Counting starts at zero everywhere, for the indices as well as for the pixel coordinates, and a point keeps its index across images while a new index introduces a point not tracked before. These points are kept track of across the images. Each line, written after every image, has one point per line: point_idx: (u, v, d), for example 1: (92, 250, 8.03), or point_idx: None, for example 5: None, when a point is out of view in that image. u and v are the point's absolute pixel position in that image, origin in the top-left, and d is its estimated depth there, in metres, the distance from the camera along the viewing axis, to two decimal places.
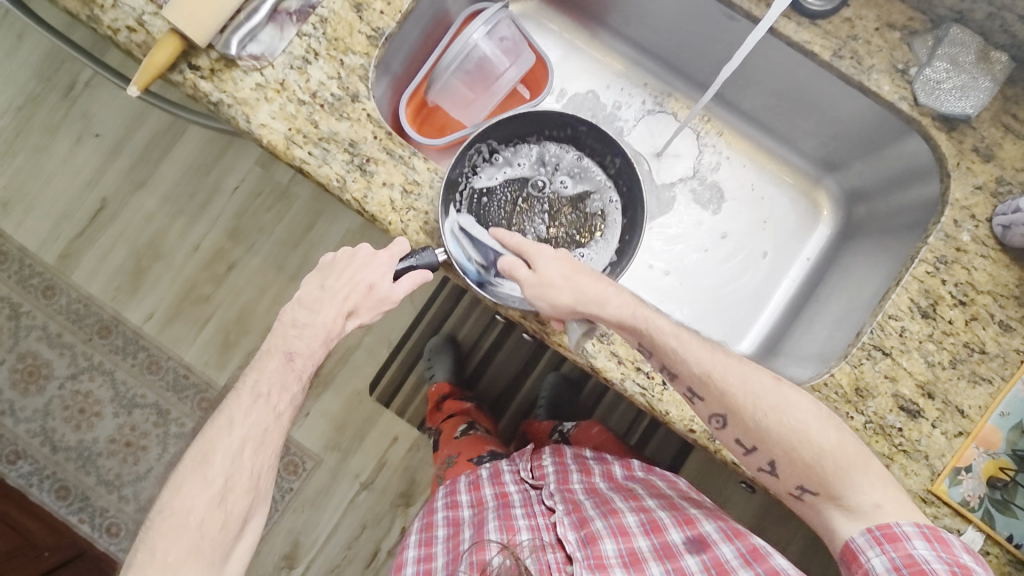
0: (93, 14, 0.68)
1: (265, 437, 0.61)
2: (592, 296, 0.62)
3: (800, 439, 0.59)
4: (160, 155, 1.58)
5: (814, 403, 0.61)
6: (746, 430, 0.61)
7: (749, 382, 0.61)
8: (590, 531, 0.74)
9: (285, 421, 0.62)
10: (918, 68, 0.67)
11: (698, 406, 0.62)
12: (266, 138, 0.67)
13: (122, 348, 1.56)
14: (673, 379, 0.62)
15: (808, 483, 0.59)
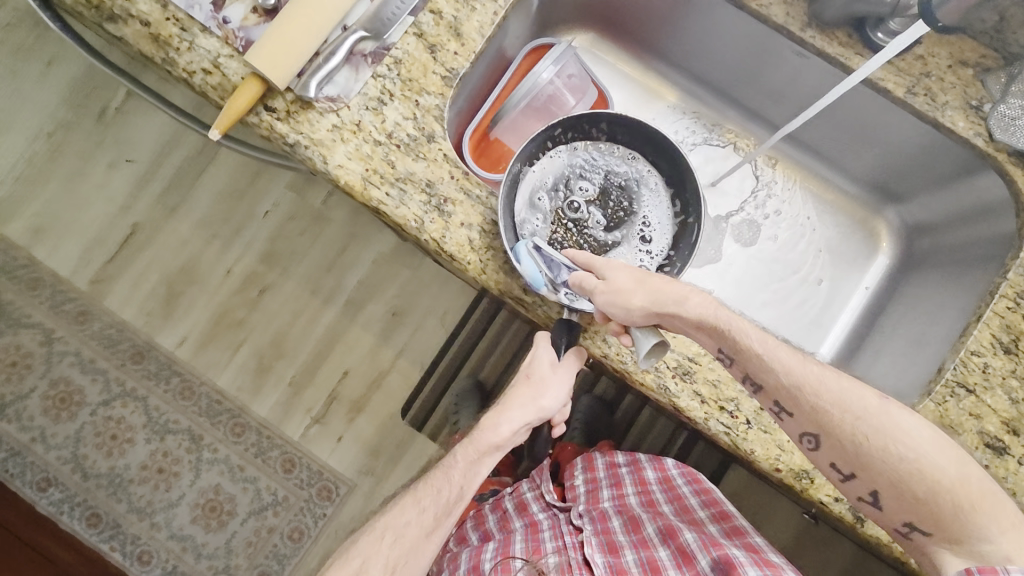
0: (168, 57, 0.68)
1: (406, 531, 0.74)
2: (669, 295, 0.62)
3: (867, 435, 0.58)
4: (194, 179, 1.59)
5: (931, 428, 0.59)
6: (843, 453, 0.59)
7: (846, 397, 0.59)
8: (613, 546, 0.80)
9: (428, 516, 0.75)
10: (993, 104, 0.68)
11: (787, 422, 0.61)
12: (343, 179, 0.67)
13: (155, 373, 1.56)
14: (758, 392, 0.62)
15: (919, 522, 0.57)
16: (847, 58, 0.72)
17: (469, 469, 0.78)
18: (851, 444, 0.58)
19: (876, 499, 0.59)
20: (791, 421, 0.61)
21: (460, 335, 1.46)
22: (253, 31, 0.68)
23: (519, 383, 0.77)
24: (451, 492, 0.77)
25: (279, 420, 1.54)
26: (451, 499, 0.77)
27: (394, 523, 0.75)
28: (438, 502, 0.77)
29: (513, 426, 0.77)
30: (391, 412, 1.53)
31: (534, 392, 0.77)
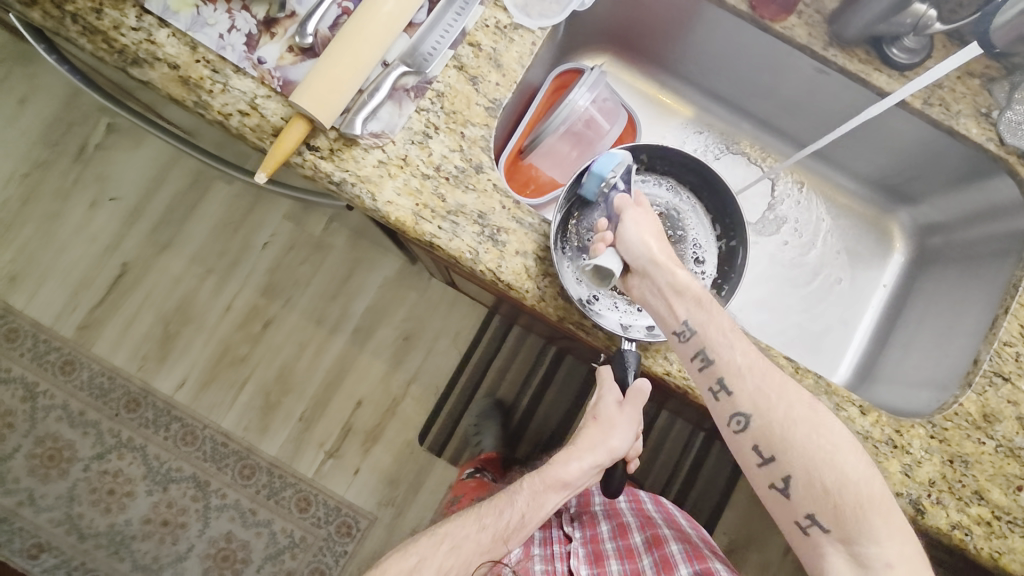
0: (201, 99, 0.66)
1: (464, 544, 0.76)
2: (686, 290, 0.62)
3: (825, 464, 0.59)
4: (184, 214, 1.53)
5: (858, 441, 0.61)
6: (767, 438, 0.61)
7: (784, 393, 0.61)
8: (598, 548, 0.90)
9: (488, 533, 0.77)
10: (1000, 111, 0.74)
11: (720, 404, 0.63)
12: (393, 215, 0.66)
13: (153, 420, 1.48)
14: (702, 371, 0.63)
15: (819, 514, 0.60)
16: (868, 73, 0.75)
17: (533, 499, 0.78)
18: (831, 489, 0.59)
19: (788, 485, 0.61)
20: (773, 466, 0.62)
21: (472, 357, 1.48)
22: (290, 70, 0.67)
23: (587, 424, 0.77)
24: (513, 517, 0.77)
25: (290, 457, 1.49)
26: (513, 524, 0.77)
27: (454, 533, 0.77)
28: (498, 523, 0.77)
29: (582, 466, 0.76)
30: (408, 438, 1.50)
31: (603, 432, 0.76)
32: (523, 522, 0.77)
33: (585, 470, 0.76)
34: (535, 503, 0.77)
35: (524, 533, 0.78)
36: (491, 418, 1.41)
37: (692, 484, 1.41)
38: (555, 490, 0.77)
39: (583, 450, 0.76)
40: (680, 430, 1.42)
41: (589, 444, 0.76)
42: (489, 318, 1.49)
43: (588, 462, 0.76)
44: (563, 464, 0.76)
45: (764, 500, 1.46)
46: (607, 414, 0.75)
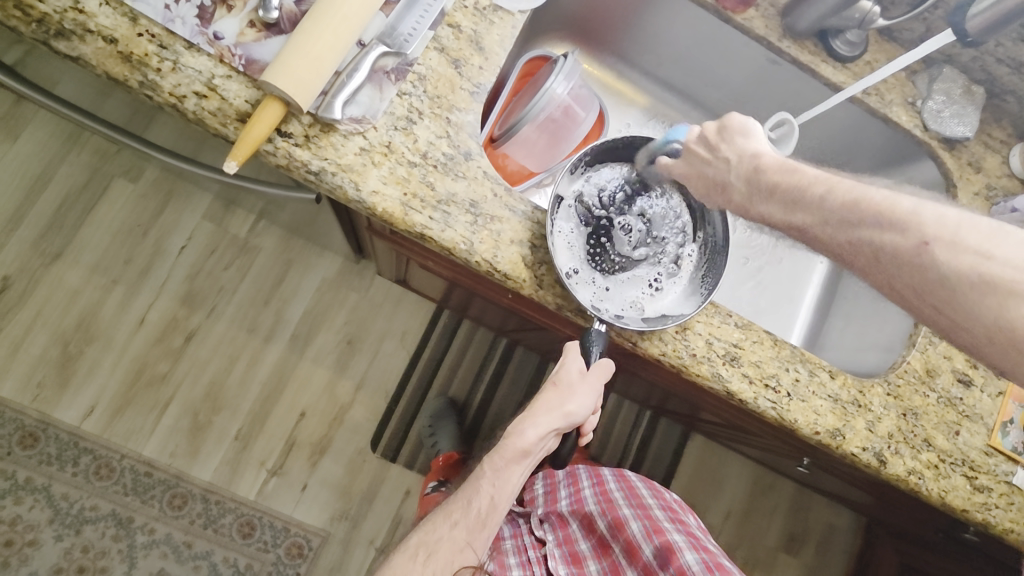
0: (148, 79, 0.58)
1: (440, 546, 0.65)
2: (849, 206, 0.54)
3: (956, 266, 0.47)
4: (79, 218, 1.33)
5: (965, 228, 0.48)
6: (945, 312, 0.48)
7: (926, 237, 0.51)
8: (574, 550, 0.83)
9: (462, 530, 0.66)
10: (923, 100, 0.84)
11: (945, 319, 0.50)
12: (380, 206, 0.61)
13: (57, 456, 1.26)
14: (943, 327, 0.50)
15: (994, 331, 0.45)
16: (817, 64, 0.81)
17: (496, 478, 0.68)
18: (900, 274, 0.50)
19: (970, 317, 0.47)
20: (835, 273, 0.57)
21: (422, 355, 1.41)
22: (254, 48, 0.61)
23: (543, 390, 0.67)
24: (482, 504, 0.67)
25: (227, 480, 1.31)
26: (483, 511, 0.67)
27: (427, 539, 0.66)
28: (470, 515, 0.67)
29: (541, 431, 0.66)
30: (359, 446, 1.36)
31: (561, 397, 0.66)
32: (493, 506, 0.67)
33: (543, 436, 0.66)
34: (499, 482, 0.67)
35: (497, 520, 0.67)
36: (446, 418, 1.35)
37: (643, 461, 1.47)
38: (516, 463, 0.68)
39: (539, 415, 0.66)
40: (628, 412, 1.47)
41: (545, 409, 0.66)
42: (439, 315, 1.42)
43: (545, 428, 0.66)
44: (519, 432, 0.66)
45: (707, 472, 1.50)
46: (568, 379, 0.66)
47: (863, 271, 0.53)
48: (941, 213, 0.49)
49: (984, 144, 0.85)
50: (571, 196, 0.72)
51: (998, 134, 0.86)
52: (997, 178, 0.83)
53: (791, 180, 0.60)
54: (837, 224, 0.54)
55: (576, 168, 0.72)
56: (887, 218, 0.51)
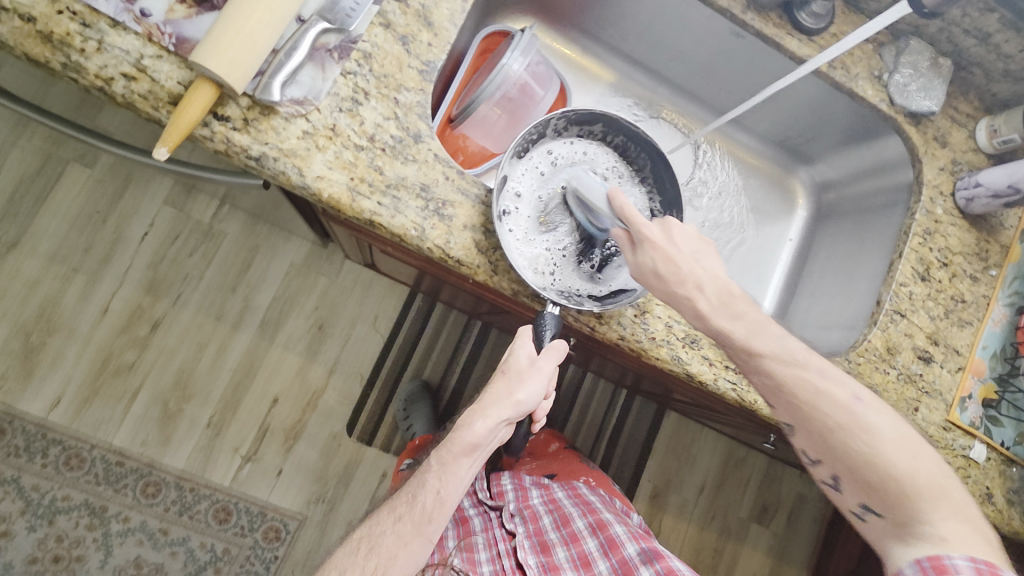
0: (71, 61, 0.54)
1: (382, 541, 0.66)
2: (840, 400, 0.63)
3: (870, 460, 0.62)
4: (34, 205, 1.28)
5: (902, 426, 0.64)
6: (855, 484, 0.64)
7: (886, 423, 0.63)
8: (544, 540, 0.80)
9: (408, 523, 0.67)
10: (889, 74, 0.82)
11: (843, 493, 0.66)
12: (326, 192, 0.59)
13: (25, 448, 1.24)
14: (819, 464, 0.67)
15: (870, 501, 0.63)
16: (782, 37, 0.79)
17: (443, 473, 0.67)
18: (856, 469, 0.63)
19: (837, 482, 0.66)
20: (851, 493, 0.65)
21: (396, 339, 1.39)
22: (184, 26, 0.57)
23: (494, 379, 0.66)
24: (428, 500, 0.67)
25: (201, 467, 1.30)
26: (429, 506, 0.67)
27: (372, 534, 0.68)
28: (415, 509, 0.68)
29: (490, 423, 0.64)
30: (334, 430, 1.36)
31: (510, 385, 0.65)
32: (440, 500, 0.67)
33: (494, 427, 0.65)
34: (445, 477, 0.67)
35: (444, 512, 0.67)
36: (421, 401, 1.34)
37: (618, 438, 1.48)
38: (465, 456, 0.67)
39: (488, 407, 0.65)
40: (604, 390, 1.48)
41: (494, 401, 0.65)
42: (412, 297, 1.41)
43: (495, 419, 0.64)
44: (467, 425, 0.65)
45: (682, 448, 1.52)
46: (516, 366, 0.65)
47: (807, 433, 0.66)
48: (883, 424, 0.62)
49: (950, 118, 0.84)
50: (522, 177, 0.70)
51: (965, 107, 0.85)
52: (962, 153, 0.83)
53: (804, 370, 0.64)
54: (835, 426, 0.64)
55: (520, 150, 0.69)
56: (865, 404, 0.63)
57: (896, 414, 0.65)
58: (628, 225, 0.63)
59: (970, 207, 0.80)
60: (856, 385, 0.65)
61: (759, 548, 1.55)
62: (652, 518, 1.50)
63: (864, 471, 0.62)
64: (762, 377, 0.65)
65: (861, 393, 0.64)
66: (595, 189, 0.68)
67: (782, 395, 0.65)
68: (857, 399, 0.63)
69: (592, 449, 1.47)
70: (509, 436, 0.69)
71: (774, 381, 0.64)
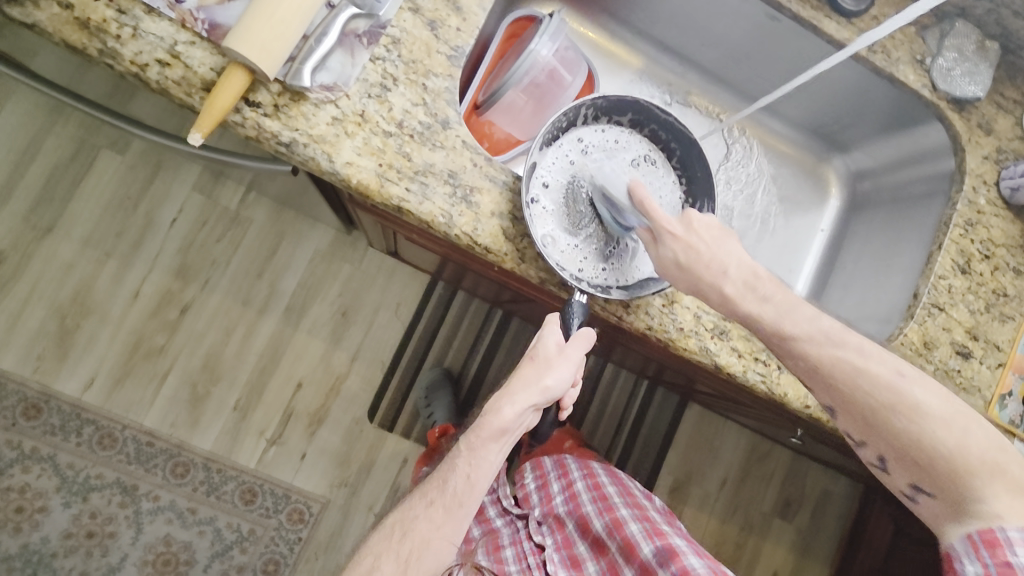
0: (108, 47, 0.55)
1: (415, 526, 0.67)
2: (887, 380, 0.62)
3: (922, 439, 0.60)
4: (68, 191, 1.31)
5: (936, 386, 0.62)
6: (914, 474, 0.62)
7: (927, 392, 0.61)
8: (573, 553, 0.82)
9: (438, 506, 0.68)
10: (933, 58, 0.79)
11: (890, 477, 0.65)
12: (355, 178, 0.59)
13: (61, 427, 1.28)
14: (863, 447, 0.65)
15: (923, 483, 0.62)
16: (820, 20, 0.77)
17: (472, 458, 0.67)
18: (888, 435, 0.62)
19: (884, 463, 0.64)
20: (899, 472, 0.63)
21: (418, 326, 1.40)
22: (216, 12, 0.57)
23: (522, 365, 0.66)
24: (458, 484, 0.68)
25: (228, 449, 1.33)
26: (459, 490, 0.68)
27: (403, 519, 0.69)
28: (445, 494, 0.68)
29: (518, 408, 0.64)
30: (357, 416, 1.38)
31: (537, 371, 0.64)
32: (470, 483, 0.67)
33: (521, 412, 0.65)
34: (474, 462, 0.67)
35: (474, 496, 0.68)
36: (442, 389, 1.35)
37: (638, 430, 1.47)
38: (493, 441, 0.67)
39: (516, 392, 0.65)
40: (625, 381, 1.47)
41: (523, 386, 0.64)
42: (434, 286, 1.41)
43: (523, 404, 0.64)
44: (495, 410, 0.65)
45: (703, 441, 1.51)
46: (545, 353, 0.64)
47: (845, 413, 0.65)
48: (928, 397, 0.61)
49: (996, 104, 0.80)
50: (550, 165, 0.69)
51: (1012, 93, 0.81)
52: (1007, 141, 0.79)
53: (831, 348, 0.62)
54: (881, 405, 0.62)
55: (550, 136, 0.69)
56: (906, 376, 0.62)
57: (944, 387, 0.62)
58: (650, 221, 0.63)
59: (1016, 197, 0.77)
60: (897, 360, 0.63)
61: (780, 543, 1.54)
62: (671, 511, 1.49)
63: (909, 447, 0.61)
64: (796, 359, 0.64)
65: (904, 369, 0.62)
66: (618, 183, 0.68)
67: (818, 377, 0.63)
68: (901, 375, 0.62)
69: (611, 440, 1.46)
70: (535, 422, 0.69)
71: (809, 363, 0.63)
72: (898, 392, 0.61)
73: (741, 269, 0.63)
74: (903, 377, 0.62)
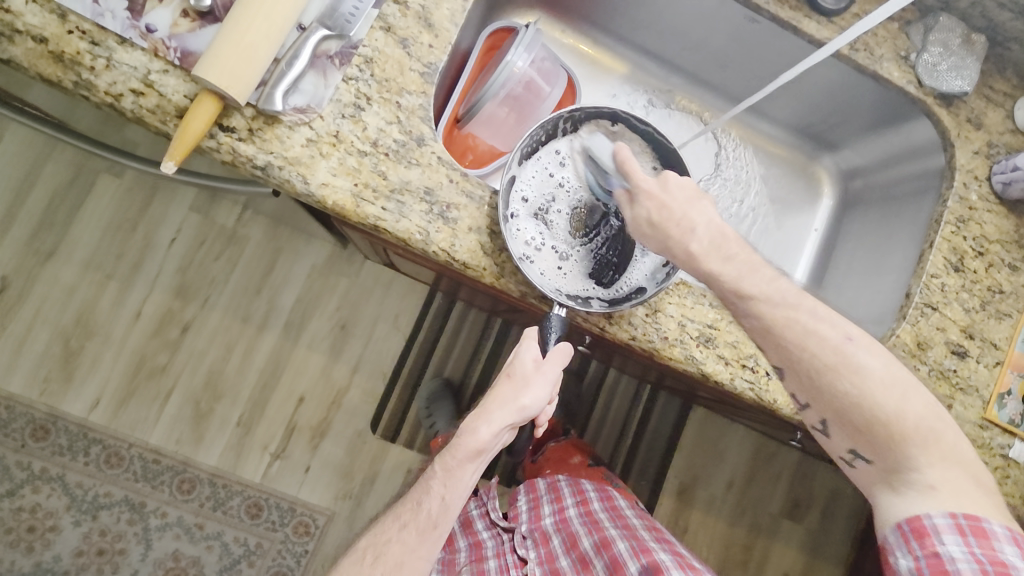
0: (83, 79, 0.56)
1: (388, 549, 0.68)
2: (835, 343, 0.60)
3: (859, 402, 0.60)
4: (69, 214, 1.33)
5: (883, 354, 0.62)
6: (854, 439, 0.62)
7: (885, 374, 0.60)
8: (556, 566, 0.80)
9: (412, 529, 0.68)
10: (917, 53, 0.78)
11: (831, 441, 0.65)
12: (331, 199, 0.59)
13: (68, 446, 1.29)
14: (806, 409, 0.65)
15: (861, 448, 0.62)
16: (799, 20, 0.76)
17: (447, 479, 0.68)
18: (845, 411, 0.61)
19: (852, 455, 0.64)
20: (841, 437, 0.63)
21: (417, 337, 1.40)
22: (188, 39, 0.58)
23: (499, 382, 0.66)
24: (433, 506, 0.68)
25: (232, 464, 1.34)
26: (434, 512, 0.68)
27: (377, 542, 0.69)
28: (420, 517, 0.69)
29: (494, 428, 0.65)
30: (359, 428, 1.38)
31: (515, 390, 0.64)
32: (445, 507, 0.68)
33: (497, 432, 0.65)
34: (450, 484, 0.68)
35: (448, 520, 0.68)
36: (443, 399, 1.35)
37: (642, 435, 1.46)
38: (470, 462, 0.67)
39: (492, 411, 0.65)
40: (626, 386, 1.46)
41: (498, 404, 0.64)
42: (432, 295, 1.41)
43: (498, 424, 0.64)
44: (472, 430, 0.65)
45: (708, 444, 1.49)
46: (522, 370, 0.64)
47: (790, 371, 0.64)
48: (872, 358, 0.60)
49: (985, 97, 0.79)
50: (530, 178, 0.69)
51: (1002, 85, 0.80)
52: (998, 135, 0.78)
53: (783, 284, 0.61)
54: (826, 368, 0.61)
55: (530, 150, 0.69)
56: (855, 342, 0.61)
57: (889, 353, 0.62)
58: (630, 182, 0.62)
59: (1008, 191, 0.75)
60: (846, 323, 0.61)
61: (792, 545, 1.52)
62: (679, 515, 1.47)
63: (851, 412, 0.61)
64: (752, 319, 0.61)
65: (853, 332, 0.61)
66: (603, 145, 0.70)
67: (773, 338, 0.61)
68: (849, 339, 0.61)
69: (615, 446, 1.45)
70: (512, 441, 0.69)
71: (763, 322, 0.61)
72: (840, 347, 0.60)
73: (711, 225, 0.61)
74: (852, 340, 0.61)
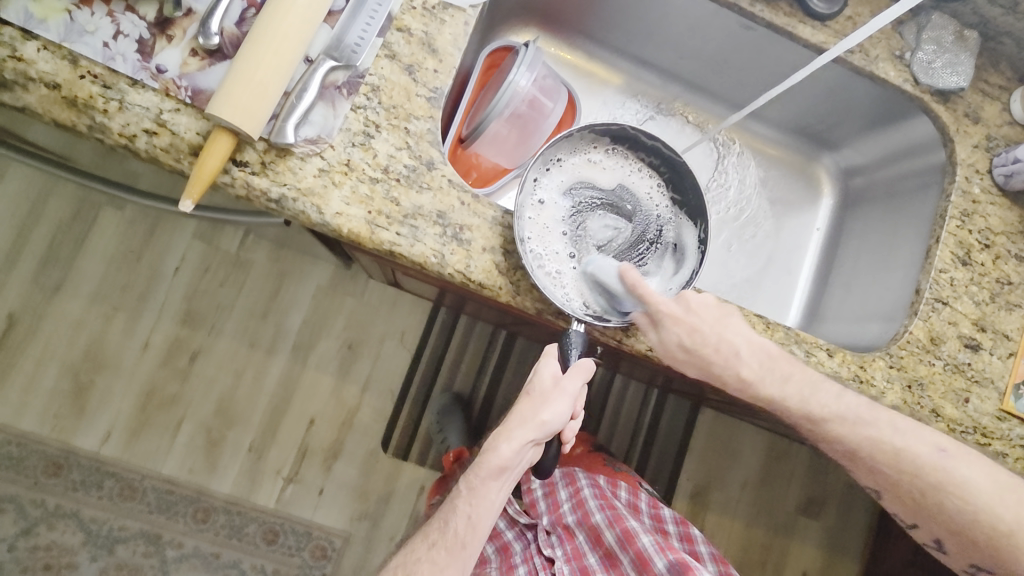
0: (97, 122, 0.57)
1: (418, 569, 0.68)
2: (921, 461, 0.69)
3: (957, 501, 0.70)
4: (73, 250, 1.34)
5: (968, 450, 0.70)
6: (914, 513, 0.75)
7: (961, 479, 0.69)
8: (583, 563, 0.81)
9: (442, 548, 0.68)
10: (912, 52, 0.79)
11: (917, 531, 0.77)
12: (345, 227, 0.60)
13: (82, 482, 1.29)
14: (886, 498, 0.76)
15: (948, 534, 0.74)
16: (794, 26, 0.78)
17: (472, 497, 0.69)
18: (903, 485, 0.73)
19: (924, 536, 0.76)
20: (897, 507, 0.76)
21: (426, 354, 1.41)
22: (199, 78, 0.59)
23: (520, 400, 0.67)
24: (459, 525, 0.69)
25: (247, 491, 1.34)
26: (460, 531, 0.68)
27: (406, 563, 0.69)
28: (446, 536, 0.69)
29: (515, 445, 0.65)
30: (372, 447, 1.38)
31: (535, 406, 0.65)
32: (471, 525, 0.68)
33: (519, 449, 0.65)
34: (474, 501, 0.68)
35: (477, 538, 0.68)
36: (454, 414, 1.35)
37: (655, 438, 1.46)
38: (493, 480, 0.67)
39: (513, 429, 0.65)
40: (637, 391, 1.46)
41: (519, 422, 0.65)
42: (440, 310, 1.41)
43: (521, 441, 0.65)
44: (493, 449, 0.66)
45: (722, 444, 1.49)
46: (541, 387, 0.65)
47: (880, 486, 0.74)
48: (964, 472, 0.69)
49: (982, 92, 0.80)
50: (541, 197, 0.70)
51: (997, 79, 0.81)
52: (996, 128, 0.79)
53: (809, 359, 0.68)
54: (906, 483, 0.72)
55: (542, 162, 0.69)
56: (928, 447, 0.69)
57: (977, 455, 0.70)
58: (647, 307, 0.63)
59: (1010, 183, 0.76)
60: (935, 434, 0.70)
61: (809, 543, 1.51)
62: (695, 518, 1.47)
63: (927, 499, 0.73)
64: (834, 442, 0.72)
65: (944, 444, 0.69)
66: (606, 269, 0.66)
67: (820, 427, 0.70)
68: (941, 451, 0.69)
69: (629, 451, 1.45)
70: (538, 457, 0.69)
71: (849, 446, 0.71)
72: (916, 468, 0.70)
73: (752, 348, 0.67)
74: (941, 459, 0.69)
